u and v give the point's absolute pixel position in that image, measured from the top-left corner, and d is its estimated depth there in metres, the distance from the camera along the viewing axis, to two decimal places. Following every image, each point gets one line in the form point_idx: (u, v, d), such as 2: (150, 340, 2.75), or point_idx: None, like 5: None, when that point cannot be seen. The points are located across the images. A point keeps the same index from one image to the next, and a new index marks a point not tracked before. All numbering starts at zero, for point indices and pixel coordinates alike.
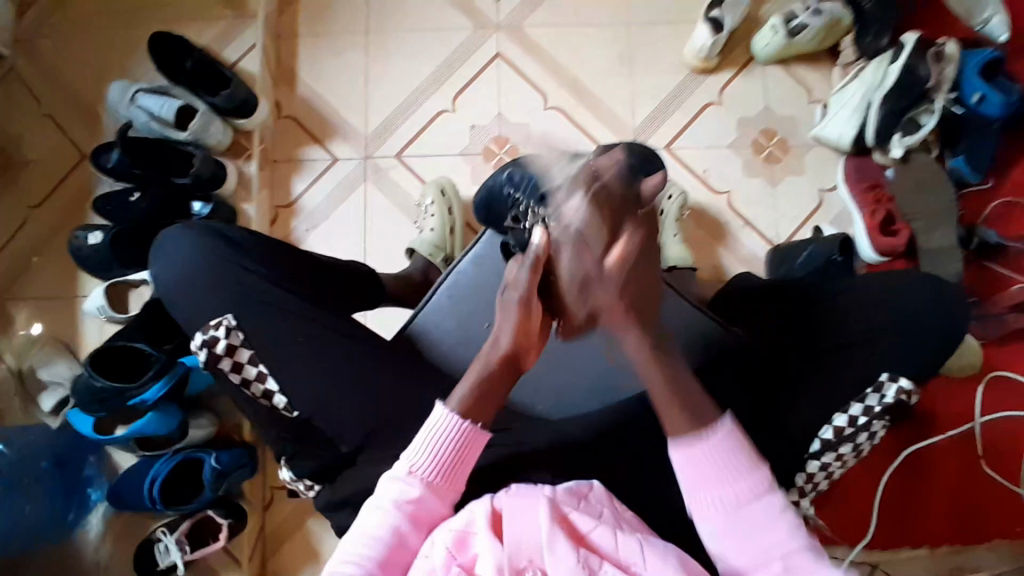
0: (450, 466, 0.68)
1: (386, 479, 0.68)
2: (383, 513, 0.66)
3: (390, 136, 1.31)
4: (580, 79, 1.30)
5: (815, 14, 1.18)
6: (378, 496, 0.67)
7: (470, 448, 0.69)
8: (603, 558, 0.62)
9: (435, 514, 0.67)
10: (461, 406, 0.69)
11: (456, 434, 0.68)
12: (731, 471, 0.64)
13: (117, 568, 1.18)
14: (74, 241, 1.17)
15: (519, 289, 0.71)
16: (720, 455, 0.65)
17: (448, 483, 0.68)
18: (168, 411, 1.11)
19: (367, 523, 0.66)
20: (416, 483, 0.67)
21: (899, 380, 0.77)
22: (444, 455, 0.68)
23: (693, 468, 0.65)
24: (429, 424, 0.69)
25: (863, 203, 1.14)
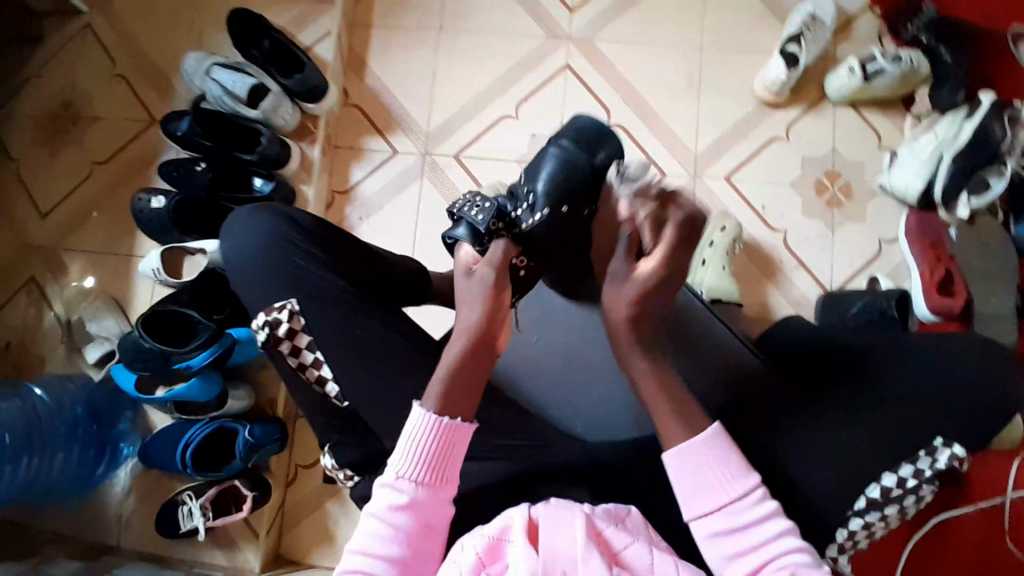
0: (433, 463, 0.66)
1: (376, 487, 0.66)
2: (379, 524, 0.64)
3: (451, 135, 1.32)
4: (645, 97, 1.29)
5: (894, 61, 1.16)
6: (370, 508, 0.66)
7: (453, 441, 0.66)
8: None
9: (435, 513, 0.66)
10: (435, 404, 0.67)
11: (434, 432, 0.66)
12: (720, 477, 0.65)
13: (141, 524, 1.21)
14: (137, 202, 1.22)
15: (487, 278, 0.71)
16: (709, 456, 0.65)
17: (440, 481, 0.66)
18: (210, 379, 1.13)
19: (364, 537, 0.65)
20: (406, 487, 0.65)
21: (952, 445, 0.74)
22: (428, 455, 0.65)
23: (686, 471, 0.65)
24: (406, 426, 0.66)
25: (924, 259, 1.13)
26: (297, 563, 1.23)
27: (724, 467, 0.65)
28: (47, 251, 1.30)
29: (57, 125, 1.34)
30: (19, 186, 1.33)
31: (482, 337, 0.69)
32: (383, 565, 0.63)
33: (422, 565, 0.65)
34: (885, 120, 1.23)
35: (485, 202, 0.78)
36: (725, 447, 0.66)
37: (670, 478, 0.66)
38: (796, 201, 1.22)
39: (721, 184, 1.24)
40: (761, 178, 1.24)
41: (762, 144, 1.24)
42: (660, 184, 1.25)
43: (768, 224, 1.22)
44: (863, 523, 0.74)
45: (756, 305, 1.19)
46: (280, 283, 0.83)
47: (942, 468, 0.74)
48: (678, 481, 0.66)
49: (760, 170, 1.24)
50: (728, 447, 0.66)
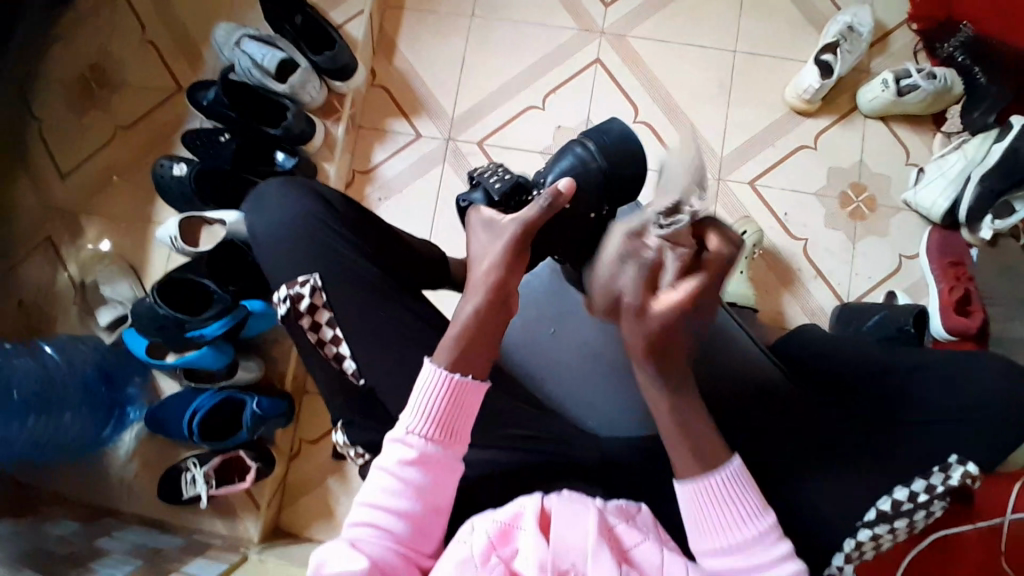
0: (445, 417, 0.66)
1: (388, 441, 0.67)
2: (390, 478, 0.65)
3: (477, 122, 1.32)
4: (674, 97, 1.28)
5: (928, 77, 1.15)
6: (381, 462, 0.66)
7: (464, 397, 0.66)
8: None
9: (446, 468, 0.66)
10: (448, 361, 0.66)
11: (445, 388, 0.65)
12: (732, 510, 0.65)
13: (143, 489, 1.22)
14: (159, 168, 1.22)
15: (516, 229, 0.68)
16: (730, 490, 0.65)
17: (451, 436, 0.66)
18: (223, 349, 1.14)
19: (374, 492, 0.65)
20: (416, 442, 0.65)
21: (966, 463, 0.73)
22: (439, 410, 0.65)
23: (698, 503, 0.66)
24: (418, 381, 0.66)
25: (943, 278, 1.12)
26: (296, 535, 1.23)
27: (744, 501, 0.65)
28: (66, 211, 1.30)
29: (84, 87, 1.34)
30: (41, 145, 1.33)
31: (500, 292, 0.68)
32: (394, 519, 0.64)
33: (432, 521, 0.66)
34: (913, 137, 1.22)
35: (507, 175, 0.77)
36: (746, 482, 0.66)
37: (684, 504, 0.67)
38: (819, 212, 1.22)
39: (744, 189, 1.23)
40: (785, 186, 1.23)
41: (788, 152, 1.24)
42: None
43: (789, 233, 1.21)
44: (872, 534, 0.73)
45: (771, 313, 1.18)
46: (304, 258, 0.83)
47: (954, 485, 0.73)
48: (691, 512, 0.66)
49: (785, 178, 1.23)
50: (748, 483, 0.66)
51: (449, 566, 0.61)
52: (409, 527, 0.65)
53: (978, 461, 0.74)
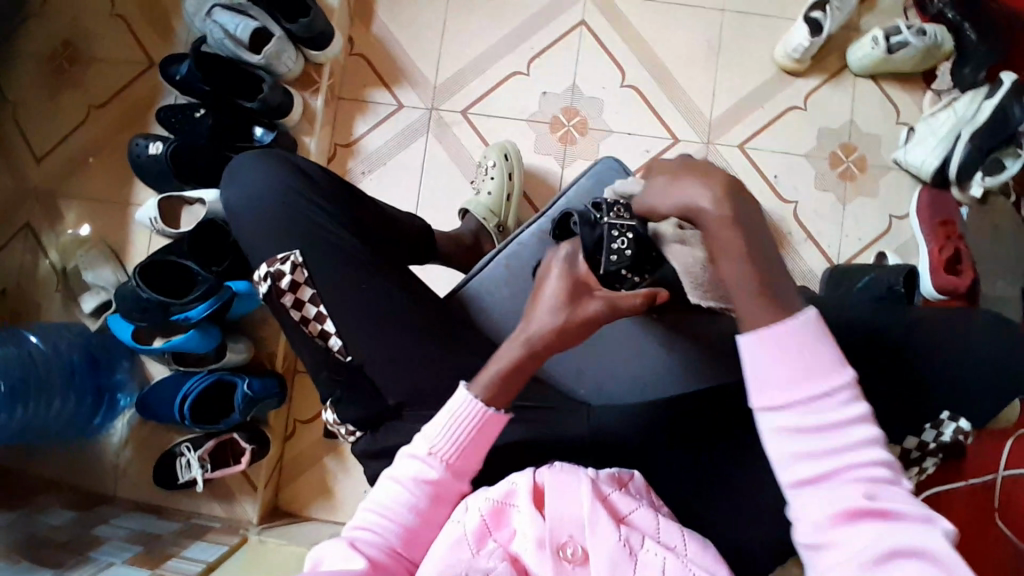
0: (467, 446, 0.66)
1: (406, 455, 0.67)
2: (401, 488, 0.65)
3: (460, 90, 1.28)
4: (664, 60, 1.25)
5: (919, 34, 1.12)
6: (395, 471, 0.66)
7: (490, 434, 0.67)
8: (644, 536, 0.62)
9: (452, 493, 0.66)
10: (486, 397, 0.67)
11: (480, 424, 0.66)
12: (808, 365, 0.53)
13: (137, 473, 1.21)
14: (134, 148, 1.18)
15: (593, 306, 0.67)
16: (803, 341, 0.53)
17: (473, 467, 0.67)
18: (209, 331, 1.12)
19: (382, 498, 0.65)
20: (436, 464, 0.65)
21: (959, 421, 0.81)
22: (462, 437, 0.65)
23: (768, 354, 0.54)
24: (452, 407, 0.66)
25: (933, 237, 1.11)
26: (294, 515, 1.23)
27: (820, 354, 0.53)
28: (41, 196, 1.26)
29: (50, 65, 1.29)
30: (13, 128, 1.28)
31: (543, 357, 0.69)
32: (392, 527, 0.64)
33: (428, 533, 0.65)
34: (904, 95, 1.20)
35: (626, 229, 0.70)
36: (823, 334, 0.54)
37: (745, 359, 0.55)
38: (810, 174, 1.20)
39: (734, 153, 1.22)
40: (775, 148, 1.21)
41: (779, 113, 1.22)
42: (673, 150, 1.23)
43: (780, 197, 1.20)
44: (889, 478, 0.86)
45: None
46: (286, 237, 0.82)
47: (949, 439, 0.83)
48: (756, 369, 0.54)
49: (776, 140, 1.21)
50: (825, 335, 0.54)
51: (441, 549, 0.61)
52: (406, 537, 0.64)
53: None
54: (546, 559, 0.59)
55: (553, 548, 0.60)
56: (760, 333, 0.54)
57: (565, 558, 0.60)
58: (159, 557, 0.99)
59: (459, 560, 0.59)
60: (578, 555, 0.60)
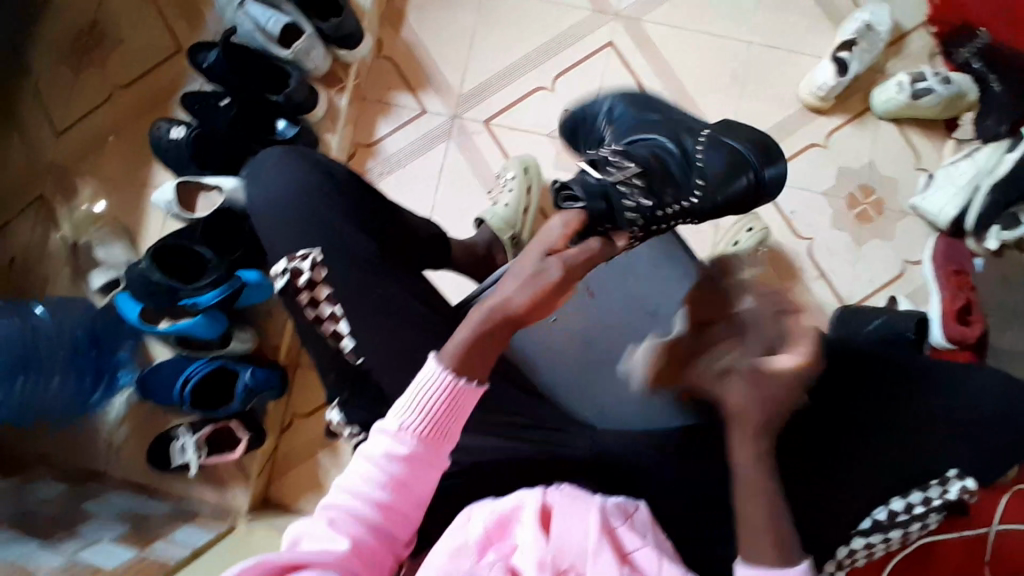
0: (439, 420, 0.64)
1: (375, 430, 0.64)
2: (372, 466, 0.63)
3: (483, 100, 1.29)
4: (687, 86, 1.26)
5: (944, 82, 1.13)
6: (365, 447, 0.64)
7: (461, 404, 0.64)
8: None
9: (426, 468, 0.64)
10: (453, 362, 0.64)
11: (443, 392, 0.63)
12: None
13: (131, 454, 1.21)
14: (155, 131, 1.19)
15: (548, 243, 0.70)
16: None
17: (438, 440, 0.64)
18: (216, 317, 1.12)
19: (353, 475, 0.63)
20: (406, 439, 0.63)
21: (965, 478, 0.73)
22: (433, 410, 0.63)
23: None
24: (418, 378, 0.64)
25: (946, 286, 1.09)
26: (286, 508, 1.23)
27: None
28: (61, 172, 1.27)
29: (82, 44, 1.30)
30: (35, 100, 1.29)
31: (509, 319, 0.66)
32: (368, 504, 0.62)
33: (405, 510, 0.64)
34: (925, 141, 1.20)
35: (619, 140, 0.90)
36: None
37: None
38: (826, 211, 1.20)
39: None
40: (794, 183, 1.21)
41: (800, 149, 1.22)
42: None
43: (795, 232, 1.20)
44: (866, 542, 0.73)
45: None
46: (303, 233, 0.83)
47: (952, 500, 0.73)
48: None
49: (795, 175, 1.21)
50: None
51: (442, 555, 0.62)
52: (383, 514, 0.62)
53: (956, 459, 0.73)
54: None
55: (553, 573, 0.60)
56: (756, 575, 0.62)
57: None
58: (147, 538, 0.99)
59: (460, 571, 0.60)
60: None
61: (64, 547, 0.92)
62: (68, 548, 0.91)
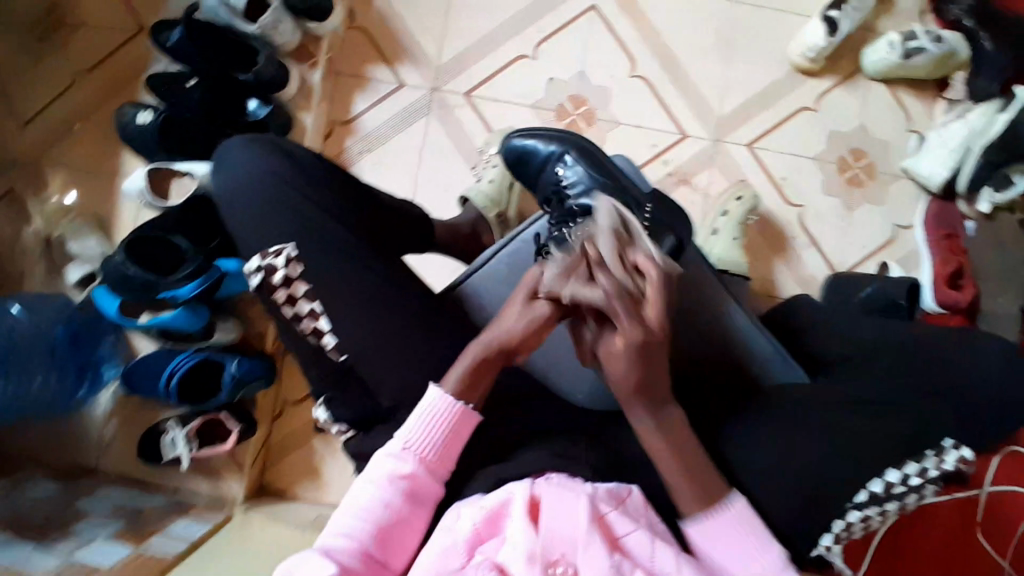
0: (442, 441, 0.70)
1: (379, 455, 0.69)
2: (375, 486, 0.67)
3: (464, 71, 1.24)
4: (675, 51, 1.21)
5: (935, 40, 1.10)
6: (369, 471, 0.69)
7: (462, 429, 0.71)
8: (634, 564, 0.61)
9: (425, 492, 0.69)
10: (455, 387, 0.71)
11: (446, 414, 0.70)
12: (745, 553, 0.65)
13: (123, 449, 1.20)
14: (121, 116, 1.14)
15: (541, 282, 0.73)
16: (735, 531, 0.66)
17: (439, 462, 0.70)
18: (197, 310, 1.10)
19: (358, 498, 0.67)
20: (409, 459, 0.69)
21: (962, 447, 0.69)
22: (436, 434, 0.70)
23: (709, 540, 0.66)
24: (423, 403, 0.70)
25: (938, 250, 1.09)
26: (281, 494, 1.23)
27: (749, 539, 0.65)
28: (27, 163, 1.22)
29: (42, 29, 1.24)
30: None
31: (504, 350, 0.72)
32: (367, 528, 0.65)
33: (402, 536, 0.67)
34: (916, 102, 1.18)
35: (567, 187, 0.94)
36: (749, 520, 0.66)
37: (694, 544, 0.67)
38: (819, 177, 1.18)
39: (742, 152, 1.19)
40: (784, 149, 1.18)
41: (789, 113, 1.19)
42: (681, 145, 1.20)
43: (786, 199, 1.18)
44: (862, 515, 0.69)
45: (762, 281, 1.16)
46: (276, 224, 0.79)
47: (948, 470, 0.69)
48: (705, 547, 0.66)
49: (785, 140, 1.19)
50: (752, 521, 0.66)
51: (432, 555, 0.62)
52: (380, 539, 0.65)
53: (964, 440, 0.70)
54: (535, 574, 0.59)
55: (543, 564, 0.59)
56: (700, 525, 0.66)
57: None
58: (144, 535, 0.99)
59: (448, 571, 0.60)
60: (568, 574, 0.60)
61: (60, 548, 0.92)
62: (64, 548, 0.92)
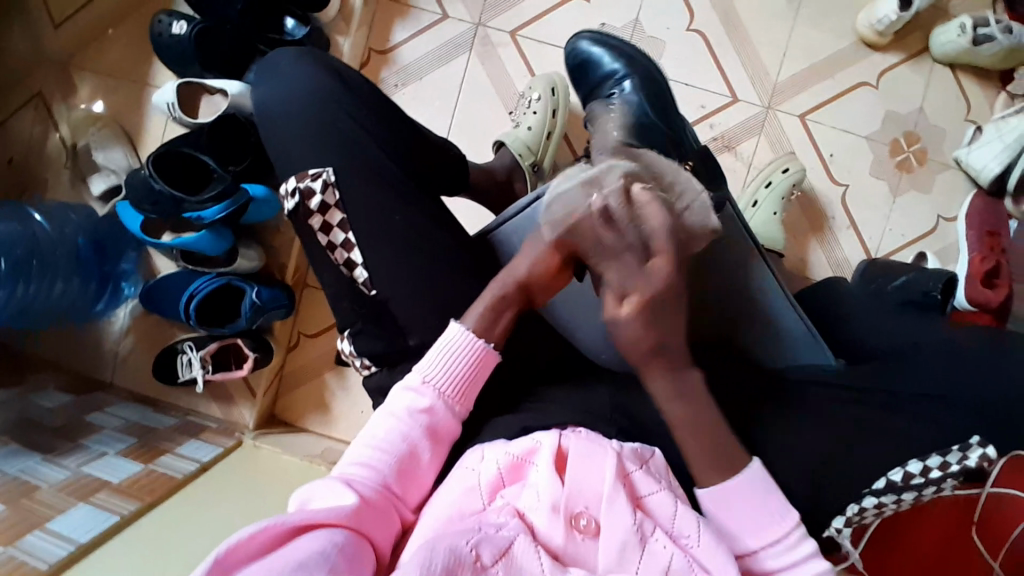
0: (464, 373, 0.67)
1: (398, 388, 0.66)
2: (395, 420, 0.64)
3: (511, 8, 1.18)
4: (736, 8, 1.15)
5: (1007, 30, 1.03)
6: (388, 404, 0.65)
7: (482, 366, 0.68)
8: (657, 526, 0.59)
9: (446, 427, 0.66)
10: (475, 325, 0.68)
11: (468, 351, 0.67)
12: (764, 516, 0.63)
13: (138, 364, 1.22)
14: (156, 25, 1.10)
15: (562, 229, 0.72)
16: (751, 497, 0.63)
17: (459, 399, 0.67)
18: (222, 234, 1.07)
19: (376, 430, 0.64)
20: (427, 392, 0.65)
21: (988, 446, 0.66)
22: (456, 369, 0.66)
23: (722, 508, 0.63)
24: (443, 339, 0.67)
25: (977, 246, 1.05)
26: (290, 424, 1.23)
27: (768, 503, 0.63)
28: (54, 66, 1.19)
29: None
30: None
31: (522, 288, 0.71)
32: (386, 462, 0.62)
33: (419, 471, 0.63)
34: (978, 91, 1.12)
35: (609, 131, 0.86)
36: (767, 483, 0.64)
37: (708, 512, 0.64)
38: (868, 157, 1.14)
39: (793, 123, 1.15)
40: (836, 124, 1.14)
41: (847, 88, 1.14)
42: (729, 110, 1.15)
43: (832, 177, 1.14)
44: (877, 503, 0.67)
45: (796, 259, 1.14)
46: (316, 152, 0.77)
47: (970, 468, 0.66)
48: (720, 518, 0.63)
49: (839, 115, 1.14)
50: (770, 484, 0.64)
51: (452, 494, 0.60)
52: (399, 473, 0.62)
53: (1000, 442, 0.68)
54: (557, 524, 0.57)
55: (565, 516, 0.58)
56: (719, 490, 0.63)
57: (576, 528, 0.58)
58: (154, 452, 1.01)
59: (469, 511, 0.59)
60: (590, 527, 0.58)
61: (69, 461, 0.95)
62: (73, 463, 0.94)
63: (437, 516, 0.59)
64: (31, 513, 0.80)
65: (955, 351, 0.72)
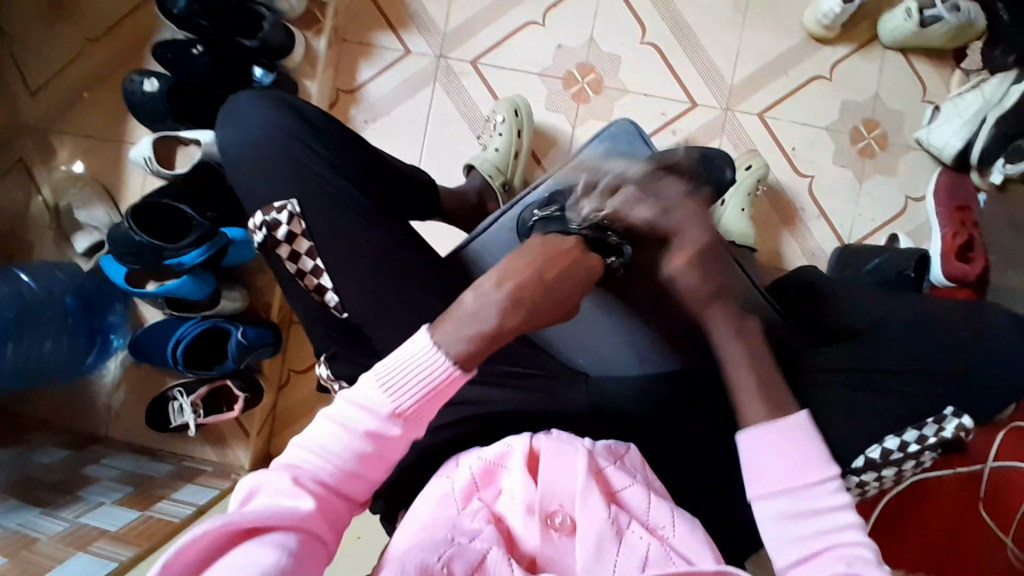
0: (427, 395, 0.58)
1: (354, 399, 0.58)
2: (344, 432, 0.57)
3: (470, 39, 1.23)
4: (685, 16, 1.19)
5: (953, 9, 1.06)
6: (339, 410, 0.58)
7: (449, 391, 0.59)
8: (633, 518, 0.59)
9: (395, 448, 0.59)
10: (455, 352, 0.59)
11: (439, 378, 0.58)
12: (805, 466, 0.59)
13: (132, 415, 1.23)
14: (128, 84, 1.14)
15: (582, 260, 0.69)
16: (792, 441, 0.59)
17: (417, 421, 0.59)
18: (203, 278, 1.10)
19: (324, 436, 0.57)
20: (388, 418, 0.57)
21: (961, 415, 0.68)
22: (422, 394, 0.58)
23: (761, 452, 0.60)
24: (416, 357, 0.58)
25: (948, 222, 1.06)
26: None
27: (813, 453, 0.59)
28: (36, 133, 1.24)
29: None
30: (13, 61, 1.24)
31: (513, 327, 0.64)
32: (331, 470, 0.57)
33: (369, 479, 0.58)
34: (931, 71, 1.14)
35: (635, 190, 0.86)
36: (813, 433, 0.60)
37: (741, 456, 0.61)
38: (829, 147, 1.16)
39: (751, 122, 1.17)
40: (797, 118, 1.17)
41: (802, 82, 1.17)
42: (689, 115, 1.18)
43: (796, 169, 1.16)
44: (858, 480, 0.69)
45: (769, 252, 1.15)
46: (277, 184, 0.79)
47: (947, 438, 0.68)
48: (751, 465, 0.60)
49: (798, 109, 1.17)
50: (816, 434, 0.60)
51: (427, 504, 0.60)
52: (345, 482, 0.57)
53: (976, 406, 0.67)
54: (533, 525, 0.57)
55: (540, 515, 0.58)
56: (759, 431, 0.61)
57: (552, 527, 0.58)
58: (148, 500, 1.01)
59: (445, 517, 0.58)
60: (566, 525, 0.58)
61: (66, 513, 0.95)
62: (71, 515, 0.94)
63: (411, 525, 0.59)
64: (30, 563, 0.80)
65: (922, 320, 0.73)
